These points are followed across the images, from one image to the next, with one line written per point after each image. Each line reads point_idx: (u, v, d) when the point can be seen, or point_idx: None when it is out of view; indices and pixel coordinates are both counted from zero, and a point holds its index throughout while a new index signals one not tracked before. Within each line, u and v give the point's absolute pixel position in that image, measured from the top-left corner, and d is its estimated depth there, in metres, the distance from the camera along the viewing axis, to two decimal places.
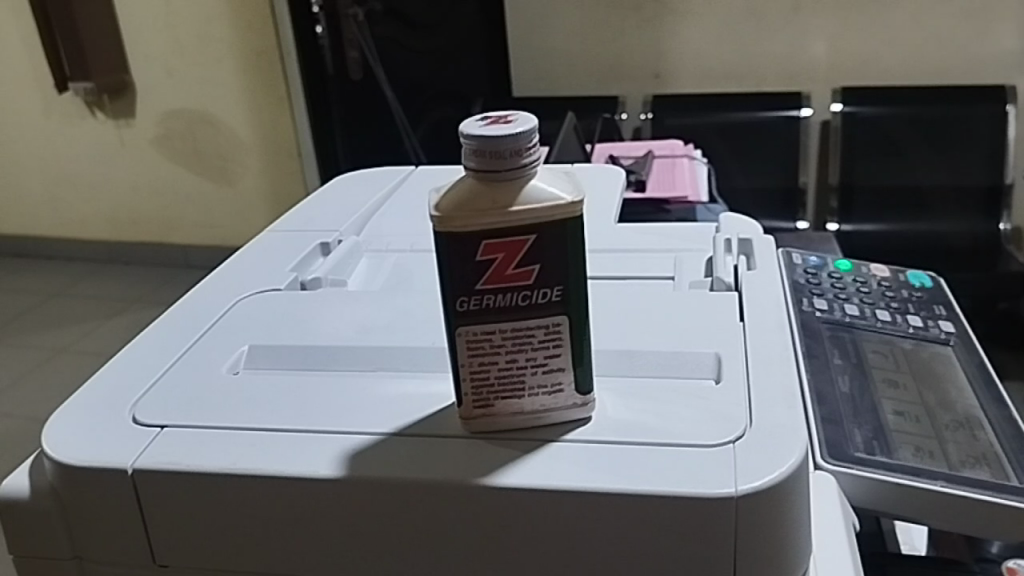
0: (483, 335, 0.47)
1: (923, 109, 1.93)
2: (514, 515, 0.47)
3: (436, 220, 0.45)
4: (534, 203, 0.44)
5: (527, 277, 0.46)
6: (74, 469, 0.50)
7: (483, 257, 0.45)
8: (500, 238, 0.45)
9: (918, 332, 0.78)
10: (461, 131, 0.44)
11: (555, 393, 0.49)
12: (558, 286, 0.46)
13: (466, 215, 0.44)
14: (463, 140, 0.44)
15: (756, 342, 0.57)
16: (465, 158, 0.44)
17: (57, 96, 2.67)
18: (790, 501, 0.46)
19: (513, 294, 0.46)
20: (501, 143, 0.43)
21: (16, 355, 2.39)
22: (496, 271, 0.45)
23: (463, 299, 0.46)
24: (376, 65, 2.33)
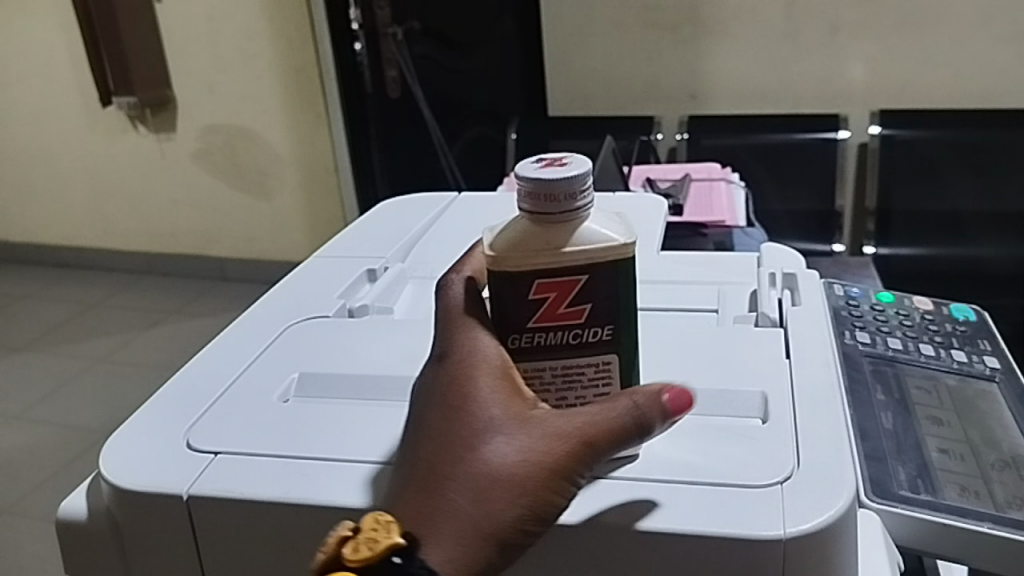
0: (534, 371, 0.48)
1: (964, 133, 1.87)
2: (559, 549, 0.48)
3: (491, 262, 0.46)
4: (586, 246, 0.45)
5: (578, 316, 0.47)
6: (130, 493, 0.52)
7: (536, 296, 0.46)
8: (553, 278, 0.46)
9: (962, 368, 0.77)
10: (516, 171, 0.45)
11: None
12: (610, 325, 0.47)
13: (522, 260, 0.45)
14: (518, 181, 0.45)
15: (802, 381, 0.57)
16: (520, 199, 0.45)
17: (101, 110, 2.73)
18: (836, 544, 0.46)
19: (563, 333, 0.47)
20: (554, 184, 0.44)
21: (57, 363, 2.44)
22: (548, 309, 0.46)
23: (513, 336, 0.47)
24: (415, 86, 2.37)
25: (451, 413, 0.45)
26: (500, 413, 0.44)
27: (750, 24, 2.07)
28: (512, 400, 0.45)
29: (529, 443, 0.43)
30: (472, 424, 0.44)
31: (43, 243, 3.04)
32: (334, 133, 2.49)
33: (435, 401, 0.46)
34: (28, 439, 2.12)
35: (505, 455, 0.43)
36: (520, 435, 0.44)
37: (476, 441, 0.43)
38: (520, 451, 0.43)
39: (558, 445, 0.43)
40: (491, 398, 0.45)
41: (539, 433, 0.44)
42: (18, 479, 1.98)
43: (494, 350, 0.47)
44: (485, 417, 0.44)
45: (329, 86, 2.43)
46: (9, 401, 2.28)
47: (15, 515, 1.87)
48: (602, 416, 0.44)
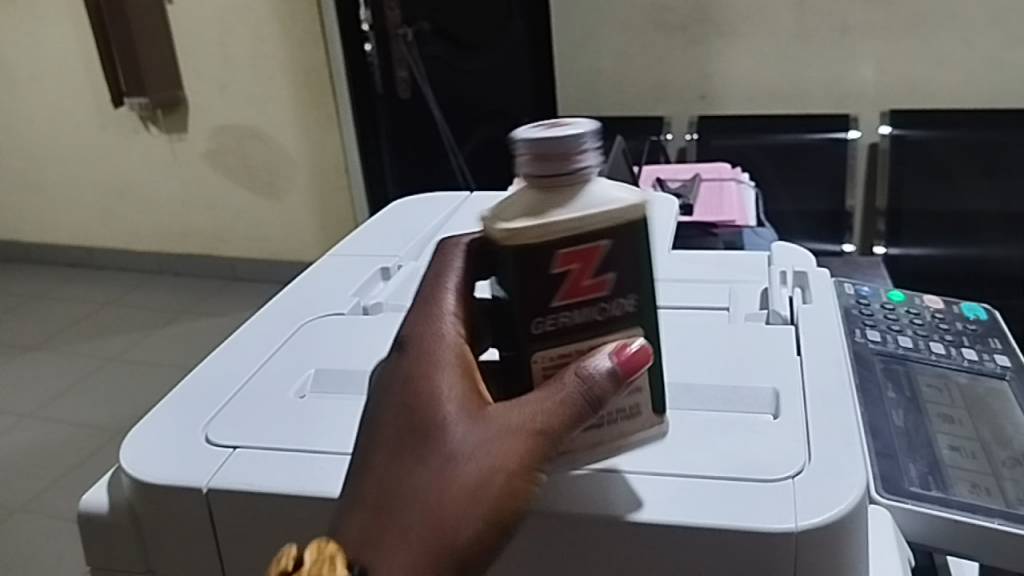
0: (559, 358, 0.46)
1: (975, 134, 1.88)
2: (576, 538, 0.49)
3: (504, 238, 0.44)
4: (600, 209, 0.44)
5: (601, 288, 0.45)
6: (151, 486, 0.53)
7: (559, 269, 0.44)
8: (575, 247, 0.44)
9: (973, 366, 0.77)
10: (515, 144, 0.44)
11: (633, 416, 0.47)
12: (634, 294, 0.46)
13: (536, 228, 0.43)
14: (524, 147, 0.44)
15: (814, 378, 0.58)
16: (529, 166, 0.44)
17: (114, 111, 2.75)
18: (848, 537, 0.46)
19: (589, 309, 0.45)
20: (557, 142, 0.43)
21: (70, 362, 2.46)
22: (572, 283, 0.45)
23: (538, 320, 0.45)
24: (425, 85, 2.37)
25: (402, 428, 0.44)
26: (449, 413, 0.43)
27: (760, 24, 2.07)
28: (464, 395, 0.44)
29: (477, 441, 0.42)
30: (420, 437, 0.43)
31: (56, 243, 3.06)
32: (344, 134, 2.50)
33: (389, 413, 0.45)
34: (42, 438, 2.13)
35: (456, 458, 0.41)
36: (467, 437, 0.42)
37: (429, 448, 0.42)
38: (473, 450, 0.42)
39: (509, 442, 0.41)
40: (439, 400, 0.43)
41: (486, 432, 0.42)
42: (32, 478, 1.99)
43: (448, 351, 0.46)
44: (434, 420, 0.43)
45: (339, 88, 2.44)
46: (23, 399, 2.30)
47: (29, 513, 1.88)
48: (556, 401, 0.42)
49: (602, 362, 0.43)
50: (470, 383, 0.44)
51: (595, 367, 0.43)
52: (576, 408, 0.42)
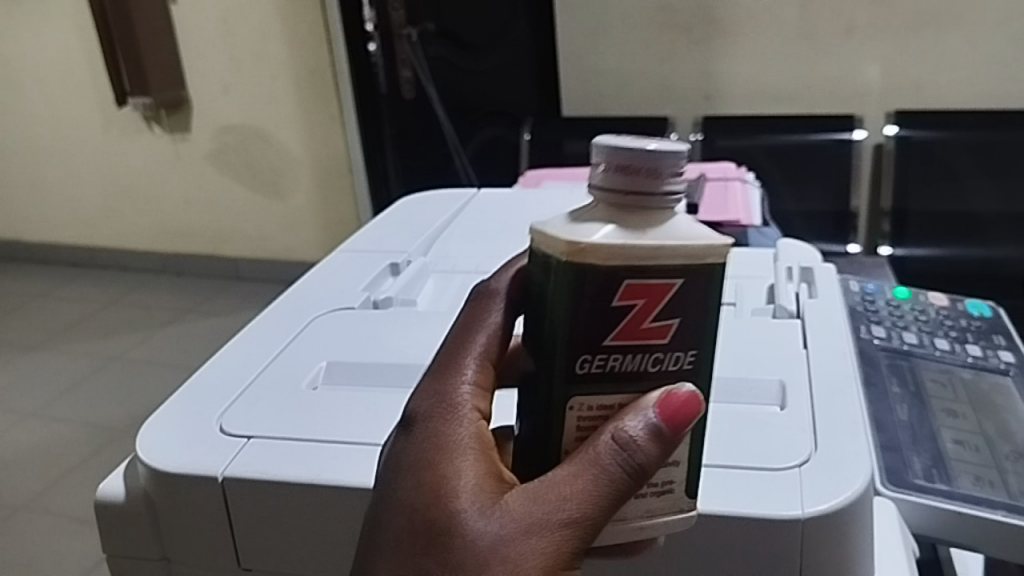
0: (597, 410, 0.38)
1: (981, 134, 1.87)
2: None
3: (561, 256, 0.36)
4: (681, 242, 0.37)
5: (662, 334, 0.38)
6: (167, 474, 0.54)
7: (622, 301, 0.36)
8: (645, 280, 0.36)
9: (976, 362, 0.78)
10: (595, 155, 0.37)
11: (663, 495, 0.39)
12: (694, 349, 0.38)
13: (606, 249, 0.36)
14: (607, 150, 0.37)
15: (820, 370, 0.58)
16: (607, 175, 0.37)
17: (117, 111, 2.76)
18: (852, 525, 0.47)
19: (641, 357, 0.38)
20: (647, 155, 0.36)
21: (74, 361, 2.47)
22: (631, 322, 0.37)
23: (585, 358, 0.37)
24: (429, 87, 2.38)
25: (405, 525, 0.37)
26: (463, 497, 0.36)
27: (765, 24, 2.08)
28: (481, 473, 0.37)
29: (496, 532, 0.35)
30: (425, 537, 0.36)
31: (59, 242, 3.07)
32: (349, 133, 2.51)
33: (389, 501, 0.38)
34: (46, 436, 2.15)
35: (473, 554, 0.35)
36: (483, 534, 0.35)
37: (440, 542, 0.36)
38: (491, 546, 0.35)
39: (533, 539, 0.35)
40: (446, 489, 0.37)
41: (506, 528, 0.35)
42: (35, 476, 2.01)
43: (455, 424, 0.39)
44: (445, 505, 0.36)
45: (343, 88, 2.46)
46: (26, 398, 2.31)
47: (33, 511, 1.90)
48: (589, 480, 0.36)
49: (643, 423, 0.36)
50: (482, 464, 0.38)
51: (635, 431, 0.36)
52: (615, 485, 0.36)
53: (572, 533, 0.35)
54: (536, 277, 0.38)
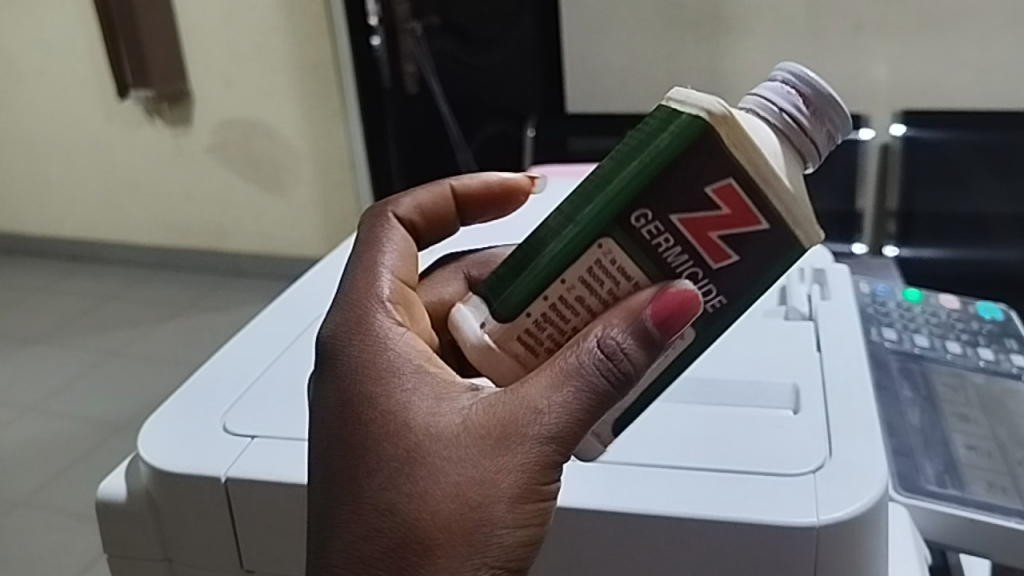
0: (620, 272, 0.41)
1: (986, 136, 1.85)
2: (598, 536, 0.49)
3: (693, 105, 0.39)
4: (796, 192, 0.40)
5: (716, 252, 0.41)
6: (170, 474, 0.53)
7: (713, 191, 0.39)
8: (744, 194, 0.39)
9: (989, 366, 0.77)
10: (776, 75, 0.42)
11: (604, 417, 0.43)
12: (721, 296, 0.42)
13: (747, 137, 0.39)
14: (800, 79, 0.41)
15: (834, 373, 0.58)
16: (790, 95, 0.41)
17: (119, 103, 2.75)
18: (867, 533, 0.46)
19: (686, 254, 0.41)
20: (827, 97, 0.41)
21: (72, 355, 2.47)
22: (702, 219, 0.40)
23: (647, 216, 0.40)
24: (433, 81, 2.40)
25: (363, 458, 0.40)
26: (422, 429, 0.40)
27: (772, 21, 2.06)
28: (429, 400, 0.41)
29: (464, 448, 0.38)
30: (385, 465, 0.39)
31: (59, 236, 3.06)
32: (350, 128, 2.50)
33: (343, 438, 0.41)
34: (45, 431, 2.14)
35: (445, 476, 0.38)
36: (448, 457, 0.39)
37: (409, 467, 0.39)
38: (456, 464, 0.38)
39: (501, 451, 0.38)
40: (399, 420, 0.40)
41: (471, 446, 0.38)
42: (33, 472, 2.00)
43: (394, 358, 0.43)
44: (402, 434, 0.40)
45: (345, 81, 2.45)
46: (25, 392, 2.30)
47: (31, 506, 1.89)
48: (558, 383, 0.38)
49: (635, 327, 0.39)
50: (429, 391, 0.41)
51: (623, 339, 0.38)
52: (598, 387, 0.38)
53: (549, 440, 0.38)
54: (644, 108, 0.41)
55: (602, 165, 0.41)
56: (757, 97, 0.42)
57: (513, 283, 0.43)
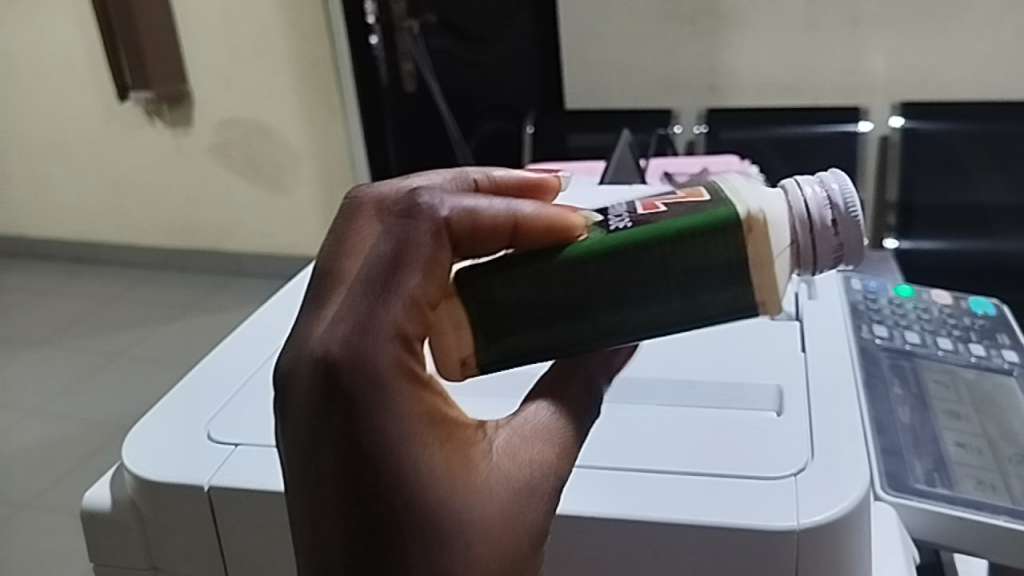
0: None
1: (989, 127, 1.84)
2: (592, 542, 0.51)
3: (755, 291, 0.40)
4: None
5: None
6: (154, 484, 0.56)
7: None
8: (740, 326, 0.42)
9: (980, 362, 0.76)
10: (820, 196, 0.41)
11: None
12: None
13: (779, 298, 0.41)
14: (849, 217, 0.41)
15: (817, 374, 0.61)
16: (833, 232, 0.41)
17: (119, 105, 2.75)
18: (848, 534, 0.49)
19: None
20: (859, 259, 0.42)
21: (74, 357, 2.47)
22: None
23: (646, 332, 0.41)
24: (432, 81, 2.38)
25: (401, 530, 0.31)
26: (467, 495, 0.33)
27: (770, 14, 2.05)
28: (459, 449, 0.33)
29: (511, 515, 0.33)
30: (434, 546, 0.32)
31: (59, 238, 3.06)
32: (350, 128, 2.50)
33: (376, 503, 0.31)
34: (49, 434, 2.14)
35: (501, 554, 0.33)
36: (501, 530, 0.33)
37: (456, 550, 0.32)
38: (510, 539, 0.33)
39: (543, 518, 0.34)
40: (446, 487, 0.32)
41: (521, 515, 0.33)
42: (34, 475, 2.01)
43: (421, 395, 0.32)
44: (448, 502, 0.32)
45: (344, 80, 2.44)
46: (28, 395, 2.31)
47: (34, 509, 1.90)
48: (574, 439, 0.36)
49: None
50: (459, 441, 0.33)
51: None
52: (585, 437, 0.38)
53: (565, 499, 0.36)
54: (722, 223, 0.39)
55: (650, 259, 0.39)
56: (804, 216, 0.41)
57: (505, 339, 0.40)
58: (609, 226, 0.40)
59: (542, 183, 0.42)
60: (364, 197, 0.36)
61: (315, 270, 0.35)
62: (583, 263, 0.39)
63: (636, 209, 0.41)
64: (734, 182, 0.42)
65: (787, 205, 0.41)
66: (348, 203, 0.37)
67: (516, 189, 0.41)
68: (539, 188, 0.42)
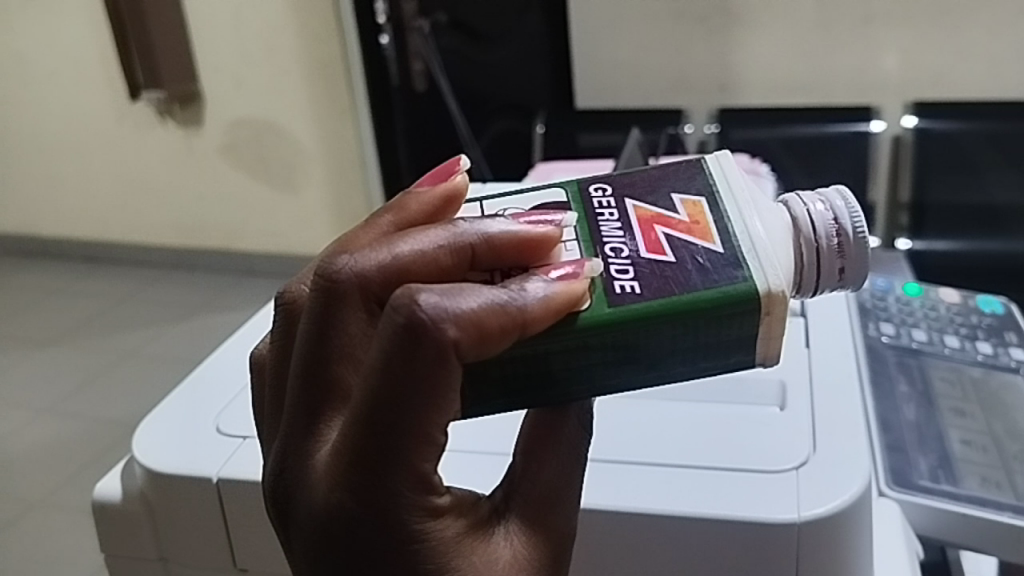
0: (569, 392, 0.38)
1: (1003, 125, 1.82)
2: (592, 533, 0.52)
3: (760, 352, 0.38)
4: None
5: None
6: (162, 475, 0.57)
7: None
8: None
9: (986, 360, 0.76)
10: (831, 211, 0.42)
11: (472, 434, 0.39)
12: None
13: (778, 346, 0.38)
14: (858, 240, 0.42)
15: (821, 369, 0.62)
16: (844, 254, 0.41)
17: (131, 105, 2.77)
18: (849, 526, 0.50)
19: None
20: (860, 283, 0.43)
21: (87, 357, 2.48)
22: None
23: None
24: (442, 80, 2.41)
25: None
26: None
27: (781, 14, 2.05)
28: (476, 559, 0.33)
29: None
30: None
31: (72, 237, 3.08)
32: (361, 126, 2.50)
33: None
34: (63, 432, 2.16)
35: None
36: None
37: None
38: None
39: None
40: None
41: None
42: (49, 473, 2.02)
43: (431, 514, 0.32)
44: None
45: (355, 80, 2.45)
46: (41, 395, 2.33)
47: (50, 507, 1.92)
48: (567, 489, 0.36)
49: None
50: (470, 547, 0.33)
51: None
52: None
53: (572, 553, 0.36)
54: (742, 304, 0.37)
55: (656, 335, 0.37)
56: (811, 243, 0.41)
57: (492, 399, 0.36)
58: (613, 284, 0.37)
59: (544, 238, 0.35)
60: (342, 274, 0.33)
61: (300, 377, 0.33)
62: (588, 338, 0.36)
63: (639, 248, 0.39)
64: (741, 194, 0.41)
65: (795, 226, 0.41)
66: (337, 285, 0.33)
67: (514, 248, 0.35)
68: (541, 245, 0.35)
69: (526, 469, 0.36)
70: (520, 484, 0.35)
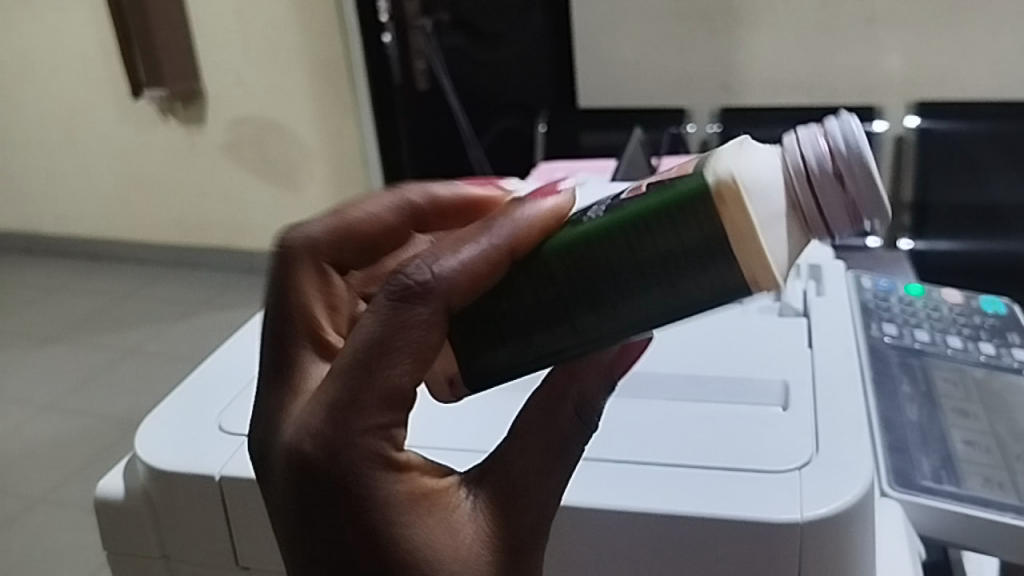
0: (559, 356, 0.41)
1: (1008, 125, 1.81)
2: (593, 531, 0.53)
3: (740, 266, 0.36)
4: None
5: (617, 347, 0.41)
6: (166, 473, 0.57)
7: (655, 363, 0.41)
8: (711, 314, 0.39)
9: (989, 361, 0.76)
10: (827, 133, 0.37)
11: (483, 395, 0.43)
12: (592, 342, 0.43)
13: (765, 264, 0.36)
14: (850, 159, 0.36)
15: (824, 368, 0.62)
16: (830, 179, 0.37)
17: (133, 103, 2.77)
18: (852, 527, 0.50)
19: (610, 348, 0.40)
20: (874, 214, 0.37)
21: (89, 354, 2.49)
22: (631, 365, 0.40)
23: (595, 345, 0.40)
24: (443, 78, 2.38)
25: None
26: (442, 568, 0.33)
27: (783, 13, 2.05)
28: (433, 523, 0.33)
29: None
30: None
31: (73, 235, 3.08)
32: (362, 124, 2.50)
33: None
34: (66, 428, 2.17)
35: None
36: None
37: None
38: None
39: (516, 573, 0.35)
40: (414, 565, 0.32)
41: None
42: (51, 470, 2.02)
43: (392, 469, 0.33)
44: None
45: (357, 79, 2.45)
46: (43, 391, 2.33)
47: (51, 503, 1.92)
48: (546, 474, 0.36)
49: None
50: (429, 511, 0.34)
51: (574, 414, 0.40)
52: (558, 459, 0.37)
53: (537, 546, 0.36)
54: (690, 200, 0.37)
55: (619, 252, 0.38)
56: (797, 173, 0.37)
57: (486, 353, 0.41)
58: (584, 215, 0.40)
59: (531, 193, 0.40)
60: None
61: None
62: (559, 264, 0.39)
63: (618, 197, 0.40)
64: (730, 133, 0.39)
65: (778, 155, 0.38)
66: None
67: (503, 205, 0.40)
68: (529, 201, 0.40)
69: (508, 452, 0.36)
70: (496, 466, 0.36)
